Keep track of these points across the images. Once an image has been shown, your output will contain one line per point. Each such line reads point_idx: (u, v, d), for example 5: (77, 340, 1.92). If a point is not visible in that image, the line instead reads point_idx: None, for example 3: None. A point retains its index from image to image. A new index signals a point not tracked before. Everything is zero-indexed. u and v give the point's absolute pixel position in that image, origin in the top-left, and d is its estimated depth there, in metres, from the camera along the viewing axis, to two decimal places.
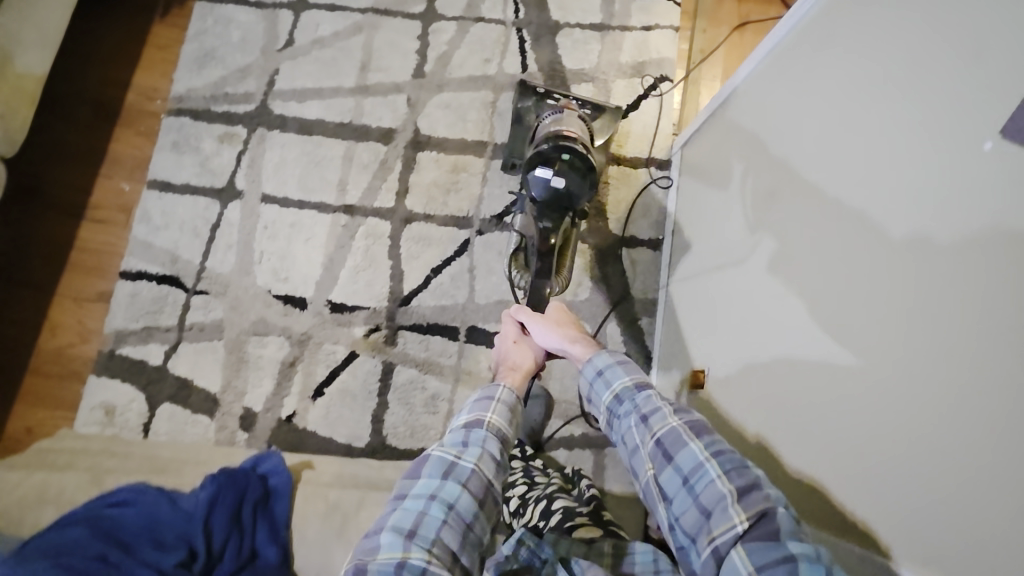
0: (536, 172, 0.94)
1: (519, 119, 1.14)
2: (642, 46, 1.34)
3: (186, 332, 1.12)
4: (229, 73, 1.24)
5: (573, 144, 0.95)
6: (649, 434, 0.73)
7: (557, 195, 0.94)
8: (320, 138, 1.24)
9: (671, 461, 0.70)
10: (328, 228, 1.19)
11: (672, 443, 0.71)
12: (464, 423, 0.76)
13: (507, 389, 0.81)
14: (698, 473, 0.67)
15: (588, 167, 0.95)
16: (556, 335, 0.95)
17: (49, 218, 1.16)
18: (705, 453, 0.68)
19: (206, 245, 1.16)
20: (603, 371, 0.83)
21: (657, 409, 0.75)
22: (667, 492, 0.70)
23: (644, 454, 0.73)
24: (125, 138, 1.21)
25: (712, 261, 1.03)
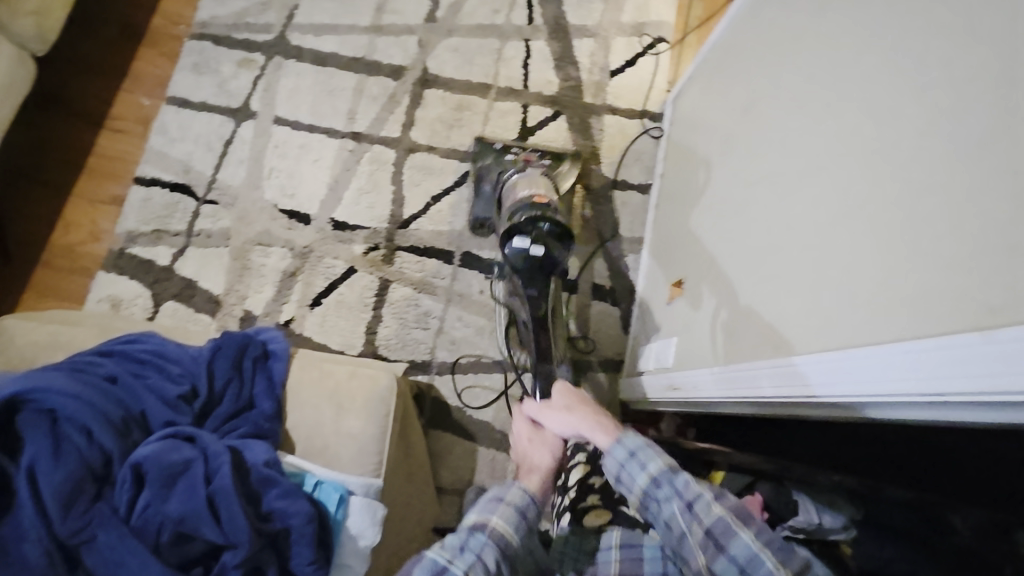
0: (513, 242, 0.90)
1: (478, 182, 1.20)
2: (643, 8, 1.42)
3: (193, 237, 1.18)
4: (251, 5, 1.32)
5: (545, 212, 0.94)
6: (698, 522, 0.63)
7: (539, 262, 0.91)
8: (334, 70, 1.30)
9: (724, 551, 0.60)
10: (336, 152, 1.26)
11: (723, 532, 0.61)
12: (469, 525, 0.62)
13: (520, 490, 0.66)
14: (753, 565, 0.58)
15: (564, 232, 0.92)
16: (579, 419, 0.76)
17: (71, 125, 1.22)
18: (759, 544, 0.59)
19: (219, 158, 1.22)
20: (635, 452, 0.69)
21: (699, 494, 0.64)
22: None
23: (692, 543, 0.62)
24: (148, 58, 1.27)
25: (694, 186, 1.05)
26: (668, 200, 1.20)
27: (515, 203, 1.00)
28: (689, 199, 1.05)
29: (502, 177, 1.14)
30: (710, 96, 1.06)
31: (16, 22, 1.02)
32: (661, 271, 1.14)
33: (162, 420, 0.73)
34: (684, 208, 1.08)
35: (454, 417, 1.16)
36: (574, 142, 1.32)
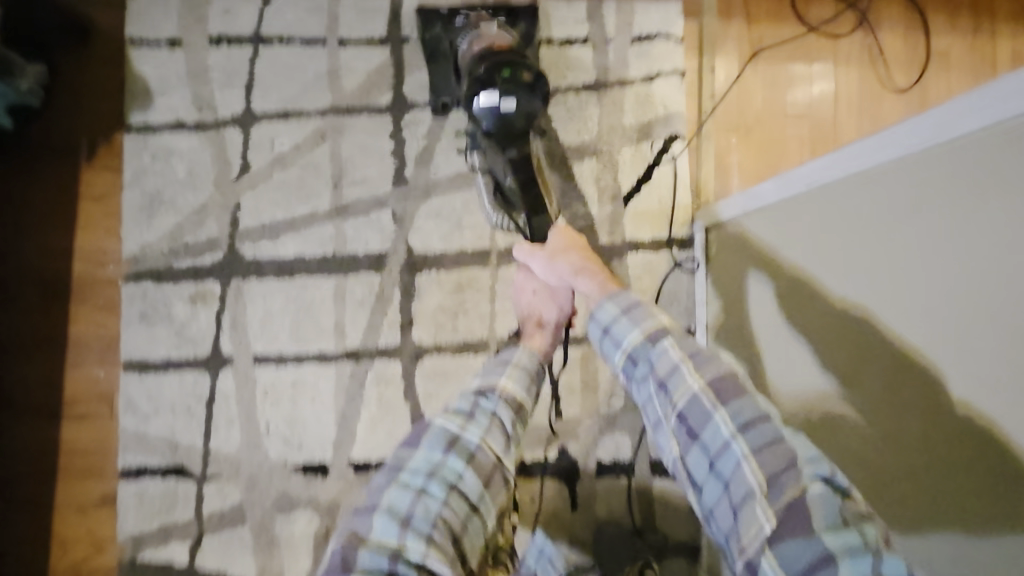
0: (482, 101, 0.89)
1: (434, 54, 1.10)
2: (645, 102, 1.17)
3: (205, 523, 1.04)
4: (184, 219, 1.08)
5: (512, 57, 0.92)
6: (670, 407, 0.68)
7: (511, 118, 0.89)
8: (304, 278, 1.09)
9: (695, 440, 0.65)
10: (335, 380, 1.08)
11: (694, 420, 0.66)
12: (475, 389, 0.78)
13: (523, 353, 0.83)
14: (722, 455, 0.63)
15: (533, 78, 0.91)
16: (558, 271, 0.92)
17: (24, 424, 1.04)
18: (758, 474, 0.60)
19: (205, 423, 1.06)
20: (609, 328, 0.77)
21: (675, 372, 0.69)
22: (695, 477, 0.66)
23: (668, 429, 0.69)
24: (85, 315, 1.07)
25: (787, 350, 0.88)
26: (742, 355, 1.02)
27: (472, 57, 0.95)
28: (779, 361, 0.91)
29: (454, 45, 1.07)
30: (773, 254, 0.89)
31: None
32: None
33: None
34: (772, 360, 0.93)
35: None
36: None
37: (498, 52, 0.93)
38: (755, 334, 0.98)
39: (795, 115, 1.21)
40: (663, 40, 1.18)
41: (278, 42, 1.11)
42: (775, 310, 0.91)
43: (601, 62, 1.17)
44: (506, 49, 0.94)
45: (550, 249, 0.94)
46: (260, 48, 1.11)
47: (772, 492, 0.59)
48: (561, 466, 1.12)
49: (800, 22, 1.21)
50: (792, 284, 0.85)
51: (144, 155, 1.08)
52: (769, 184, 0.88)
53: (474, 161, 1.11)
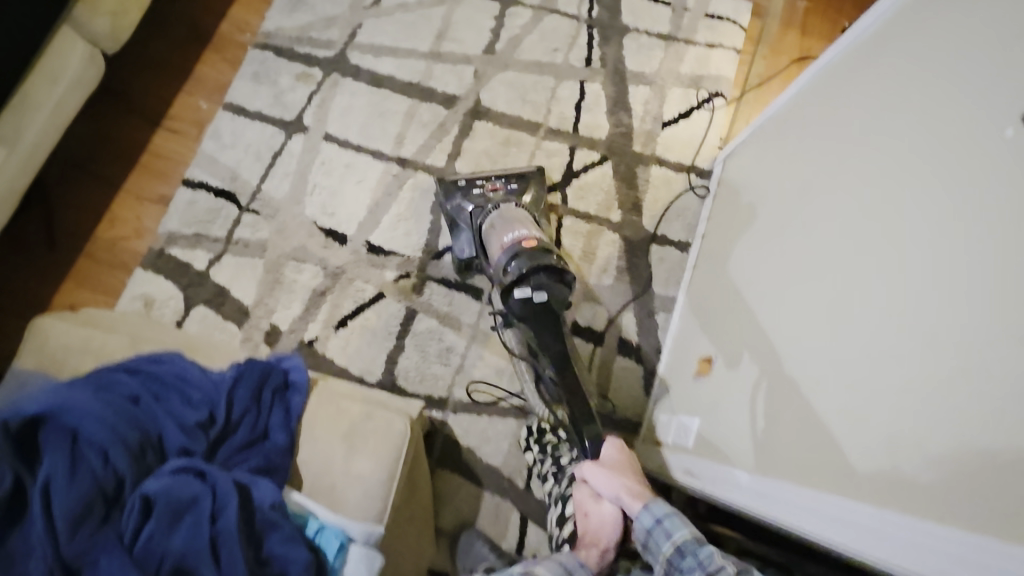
0: (514, 294, 0.95)
1: (453, 224, 1.18)
2: (704, 61, 1.40)
3: (232, 244, 1.20)
4: (316, 20, 1.33)
5: (540, 254, 0.98)
6: None
7: (545, 304, 0.96)
8: (388, 92, 1.31)
9: None
10: (380, 175, 1.26)
11: None
12: (519, 572, 0.69)
13: (574, 556, 0.73)
14: None
15: (558, 267, 0.97)
16: (618, 485, 0.81)
17: (130, 122, 1.25)
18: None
19: (266, 169, 1.24)
20: (660, 520, 0.73)
21: (722, 568, 0.66)
22: None
23: None
24: (211, 62, 1.30)
25: (745, 239, 1.06)
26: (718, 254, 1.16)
27: (502, 252, 1.01)
28: (759, 230, 1.03)
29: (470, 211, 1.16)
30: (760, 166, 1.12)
31: (91, 15, 1.06)
32: (698, 332, 1.12)
33: (176, 446, 0.75)
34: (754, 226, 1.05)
35: (462, 457, 1.15)
36: (618, 191, 1.30)
37: (526, 248, 0.99)
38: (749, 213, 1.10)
39: None
40: (732, 23, 1.43)
41: None
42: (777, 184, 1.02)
43: (677, 22, 1.42)
44: (536, 245, 0.99)
45: (612, 454, 0.90)
46: None
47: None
48: None
49: None
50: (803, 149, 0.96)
51: None
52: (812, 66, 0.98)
53: (506, 338, 1.17)
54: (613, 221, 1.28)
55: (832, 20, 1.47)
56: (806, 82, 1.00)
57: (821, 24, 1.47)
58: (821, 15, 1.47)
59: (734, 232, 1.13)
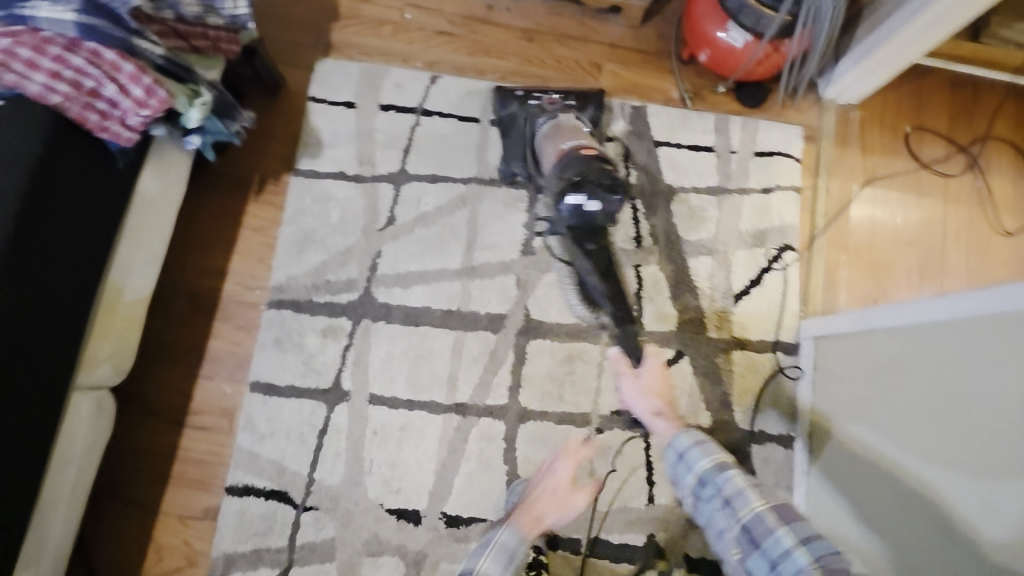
0: (568, 199, 0.98)
1: (507, 129, 1.19)
2: (763, 212, 1.25)
3: (297, 552, 1.06)
4: (330, 258, 1.18)
5: (597, 163, 0.99)
6: (734, 519, 0.85)
7: (593, 216, 1.00)
8: (427, 329, 1.16)
9: (758, 547, 0.82)
10: (440, 431, 1.12)
11: (758, 531, 0.83)
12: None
13: (503, 537, 0.94)
14: (784, 559, 0.79)
15: (613, 180, 0.99)
16: (646, 406, 1.06)
17: (148, 426, 1.10)
18: (793, 540, 0.80)
19: (314, 453, 1.10)
20: (683, 454, 0.93)
21: (738, 492, 0.86)
22: (753, 573, 0.82)
23: (730, 539, 0.85)
24: (224, 333, 1.14)
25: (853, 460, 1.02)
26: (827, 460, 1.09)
27: (561, 156, 1.02)
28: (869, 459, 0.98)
29: (528, 124, 1.17)
30: (858, 368, 1.05)
31: (92, 370, 0.91)
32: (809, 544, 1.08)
33: None
34: (883, 459, 0.95)
35: None
36: (701, 388, 1.17)
37: (586, 155, 1.00)
38: (865, 436, 1.00)
39: (905, 245, 1.27)
40: (784, 157, 1.28)
41: (438, 115, 1.25)
42: (898, 422, 0.93)
43: (724, 169, 1.26)
44: (595, 155, 1.01)
45: (647, 370, 1.08)
46: (422, 119, 1.24)
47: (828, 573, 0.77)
48: (649, 555, 1.11)
49: (914, 158, 1.30)
50: (940, 402, 0.86)
51: (305, 197, 1.20)
52: (939, 302, 0.87)
53: (551, 244, 1.20)
54: (703, 426, 1.16)
55: (891, 127, 1.31)
56: (915, 312, 0.92)
57: (881, 134, 1.31)
58: (878, 124, 1.31)
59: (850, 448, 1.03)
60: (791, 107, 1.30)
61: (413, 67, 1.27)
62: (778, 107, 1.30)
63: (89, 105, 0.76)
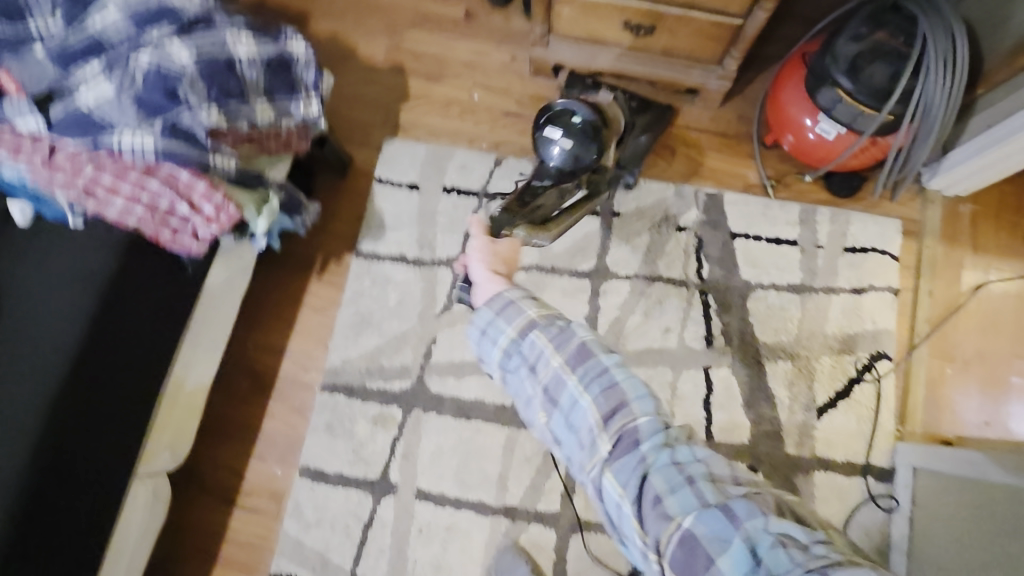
0: (545, 133, 0.96)
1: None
2: (853, 314, 1.13)
3: None
4: (385, 342, 1.16)
5: (594, 111, 0.98)
6: (537, 384, 0.64)
7: (563, 156, 0.95)
8: (479, 424, 1.12)
9: (556, 407, 0.63)
10: (487, 534, 1.07)
11: (555, 387, 0.63)
12: None
13: None
14: (575, 410, 0.62)
15: (596, 128, 0.96)
16: (482, 263, 0.77)
17: (201, 504, 1.10)
18: (570, 373, 0.62)
19: (358, 547, 1.07)
20: (487, 328, 0.68)
21: (542, 353, 0.64)
22: (558, 437, 0.63)
23: (535, 404, 0.65)
24: (280, 414, 1.14)
25: None
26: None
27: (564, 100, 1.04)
28: None
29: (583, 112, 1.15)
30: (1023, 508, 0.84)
31: (151, 460, 0.92)
32: None
33: None
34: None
35: None
36: None
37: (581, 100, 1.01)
38: None
39: None
40: (880, 254, 1.15)
41: (502, 198, 1.22)
42: None
43: (809, 265, 1.16)
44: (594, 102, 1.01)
45: (501, 241, 0.81)
46: (485, 202, 1.22)
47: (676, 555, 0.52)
48: None
49: None
50: None
51: (366, 278, 1.19)
52: None
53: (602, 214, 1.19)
54: None
55: (1010, 224, 1.16)
56: None
57: (997, 230, 1.16)
58: (994, 219, 1.17)
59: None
60: (889, 199, 1.18)
61: (479, 148, 1.25)
62: (872, 199, 1.18)
63: (162, 222, 0.77)
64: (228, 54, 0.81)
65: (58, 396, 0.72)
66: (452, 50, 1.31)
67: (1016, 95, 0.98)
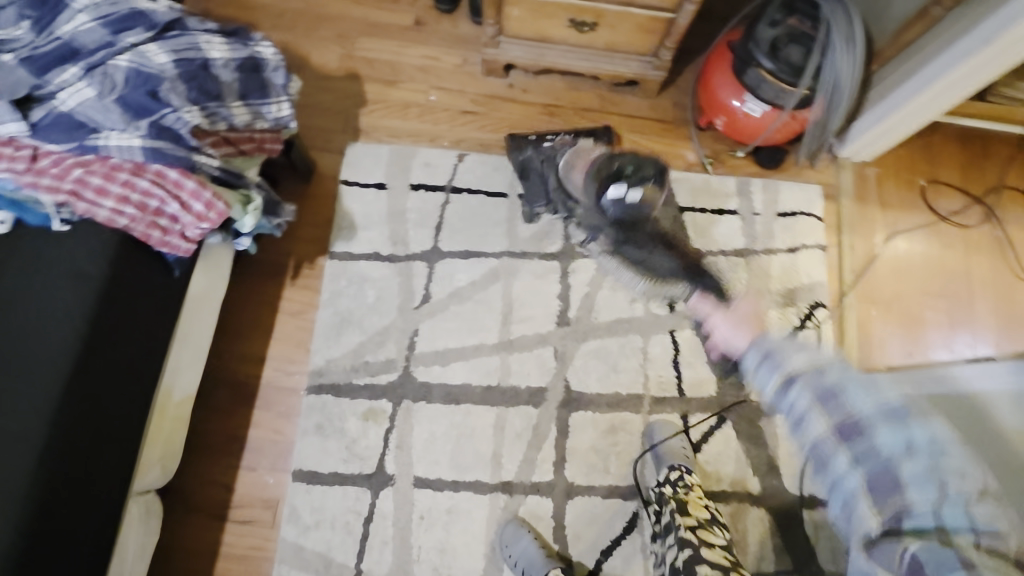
0: (610, 193, 1.10)
1: (524, 171, 1.27)
2: (791, 270, 1.27)
3: None
4: (368, 339, 1.18)
5: (629, 159, 1.12)
6: (822, 418, 0.71)
7: (636, 205, 1.10)
8: (468, 407, 1.16)
9: (840, 436, 0.69)
10: (487, 511, 1.11)
11: (834, 406, 0.70)
12: None
13: None
14: (854, 441, 0.68)
15: (647, 164, 1.11)
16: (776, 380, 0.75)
17: (191, 522, 1.07)
18: (825, 404, 0.71)
19: (361, 542, 1.08)
20: (768, 357, 0.77)
21: (815, 376, 0.73)
22: (831, 464, 0.70)
23: (808, 430, 0.72)
24: (266, 421, 1.13)
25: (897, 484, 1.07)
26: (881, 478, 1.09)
27: (591, 169, 1.17)
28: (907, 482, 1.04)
29: (540, 164, 1.26)
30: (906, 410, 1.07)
31: (144, 475, 0.89)
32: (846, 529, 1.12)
33: None
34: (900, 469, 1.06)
35: None
36: (747, 454, 1.16)
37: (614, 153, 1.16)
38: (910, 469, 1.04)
39: (935, 297, 1.28)
40: (807, 216, 1.31)
41: (468, 192, 1.28)
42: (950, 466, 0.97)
43: (750, 231, 1.29)
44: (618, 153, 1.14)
45: (766, 341, 0.80)
46: (451, 196, 1.27)
47: (873, 492, 0.65)
48: None
49: (933, 211, 1.33)
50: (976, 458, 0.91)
51: (342, 278, 1.21)
52: None
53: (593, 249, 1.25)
54: (752, 492, 1.15)
55: (907, 182, 1.35)
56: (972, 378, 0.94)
57: (897, 188, 1.35)
58: (894, 179, 1.35)
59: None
60: (809, 168, 1.34)
61: (440, 146, 1.31)
62: (796, 168, 1.34)
63: (153, 222, 0.78)
64: (203, 56, 0.82)
65: (57, 405, 0.71)
66: (403, 56, 1.36)
67: (901, 68, 1.17)
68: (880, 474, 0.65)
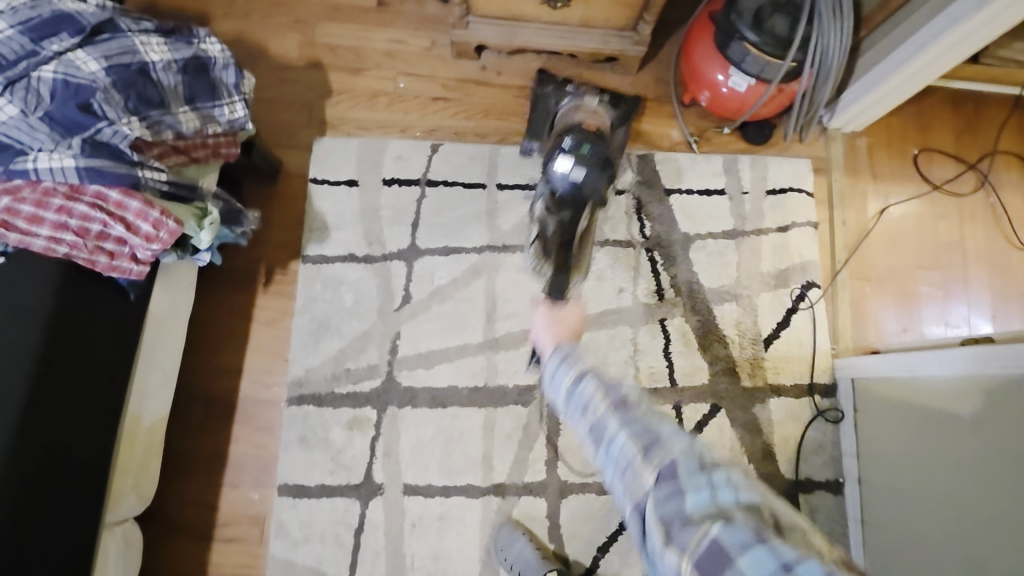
0: (558, 165, 1.08)
1: (534, 102, 1.24)
2: (782, 250, 1.23)
3: None
4: (348, 344, 1.14)
5: (597, 142, 1.10)
6: (590, 414, 0.62)
7: (579, 185, 1.08)
8: (456, 410, 1.12)
9: (597, 435, 0.61)
10: (480, 515, 1.08)
11: (599, 428, 0.61)
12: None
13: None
14: (606, 434, 0.60)
15: (607, 162, 1.09)
16: None
17: (176, 544, 1.04)
18: (615, 420, 0.60)
19: (352, 554, 1.05)
20: (559, 362, 0.67)
21: (594, 395, 0.62)
22: (597, 436, 0.61)
23: (581, 420, 0.63)
24: (247, 435, 1.09)
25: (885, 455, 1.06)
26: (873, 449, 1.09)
27: (566, 123, 1.19)
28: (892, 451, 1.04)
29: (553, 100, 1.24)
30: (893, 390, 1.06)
31: (119, 506, 0.86)
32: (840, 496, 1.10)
33: None
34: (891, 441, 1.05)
35: None
36: (742, 442, 1.14)
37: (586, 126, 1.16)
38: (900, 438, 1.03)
39: (928, 270, 1.25)
40: (797, 193, 1.26)
41: (444, 184, 1.22)
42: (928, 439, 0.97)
43: (739, 212, 1.24)
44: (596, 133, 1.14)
45: (564, 294, 1.17)
46: (427, 190, 1.21)
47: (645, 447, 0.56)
48: None
49: (925, 180, 1.29)
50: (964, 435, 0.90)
51: (317, 283, 1.16)
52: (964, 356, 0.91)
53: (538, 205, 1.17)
54: None
55: (899, 152, 1.31)
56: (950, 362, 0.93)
57: (890, 158, 1.30)
58: (885, 149, 1.31)
59: (927, 523, 0.95)
60: (799, 142, 1.29)
61: (413, 137, 1.24)
62: (785, 142, 1.29)
63: (97, 246, 0.73)
64: (140, 60, 0.75)
65: (8, 454, 0.66)
66: (369, 40, 1.28)
67: (891, 34, 1.11)
68: (660, 439, 0.56)
